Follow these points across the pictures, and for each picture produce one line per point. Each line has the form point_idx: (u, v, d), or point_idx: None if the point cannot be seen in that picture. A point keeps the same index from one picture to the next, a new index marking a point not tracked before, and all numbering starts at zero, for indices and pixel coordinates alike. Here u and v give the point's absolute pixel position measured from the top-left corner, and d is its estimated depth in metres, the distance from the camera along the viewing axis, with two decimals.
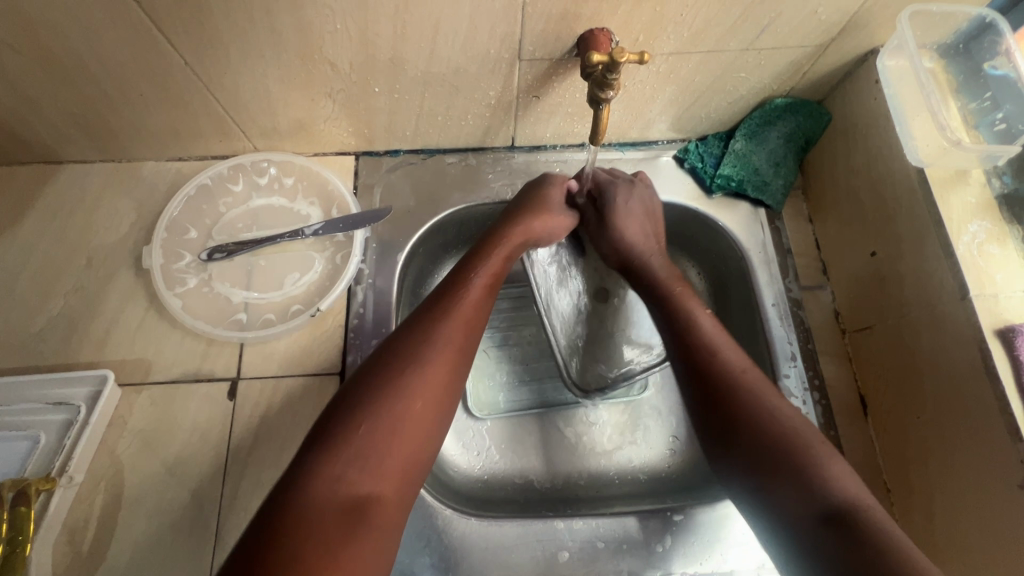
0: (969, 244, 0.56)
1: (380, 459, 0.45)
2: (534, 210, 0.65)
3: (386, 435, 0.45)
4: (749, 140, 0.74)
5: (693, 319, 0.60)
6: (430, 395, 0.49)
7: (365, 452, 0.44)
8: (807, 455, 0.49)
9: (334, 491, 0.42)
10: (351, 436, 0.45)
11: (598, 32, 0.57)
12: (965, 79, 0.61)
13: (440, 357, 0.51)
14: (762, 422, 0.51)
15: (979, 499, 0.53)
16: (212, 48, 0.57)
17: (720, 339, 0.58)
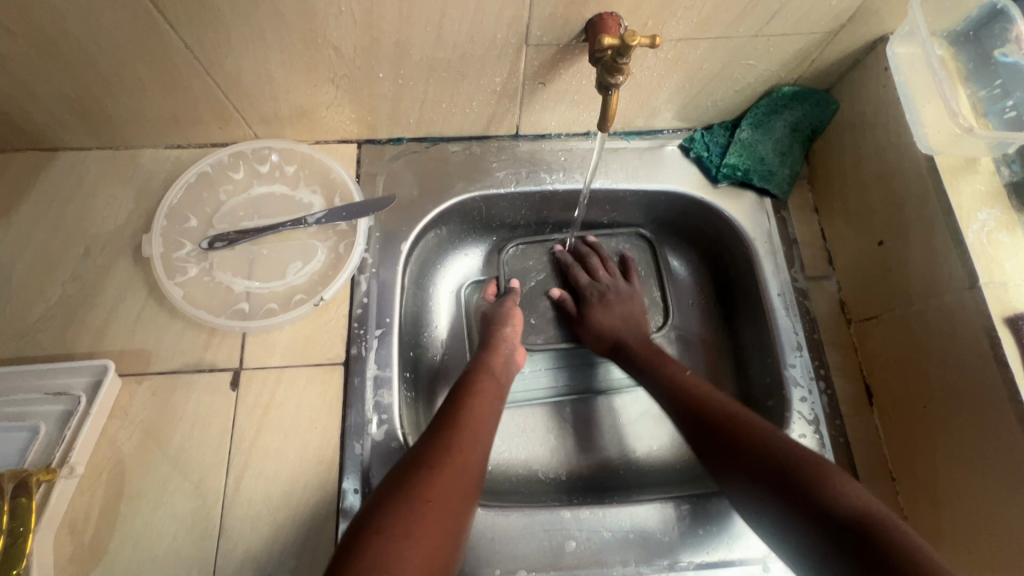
0: (978, 232, 0.56)
1: (418, 521, 0.47)
2: (507, 309, 0.73)
3: (420, 497, 0.49)
4: (755, 129, 0.74)
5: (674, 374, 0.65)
6: (455, 455, 0.53)
7: (404, 517, 0.47)
8: (813, 474, 0.51)
9: (379, 556, 0.44)
10: (391, 507, 0.48)
11: (607, 16, 0.56)
12: (974, 67, 0.60)
13: (464, 431, 0.56)
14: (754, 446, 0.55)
15: (986, 486, 0.54)
16: (214, 31, 0.56)
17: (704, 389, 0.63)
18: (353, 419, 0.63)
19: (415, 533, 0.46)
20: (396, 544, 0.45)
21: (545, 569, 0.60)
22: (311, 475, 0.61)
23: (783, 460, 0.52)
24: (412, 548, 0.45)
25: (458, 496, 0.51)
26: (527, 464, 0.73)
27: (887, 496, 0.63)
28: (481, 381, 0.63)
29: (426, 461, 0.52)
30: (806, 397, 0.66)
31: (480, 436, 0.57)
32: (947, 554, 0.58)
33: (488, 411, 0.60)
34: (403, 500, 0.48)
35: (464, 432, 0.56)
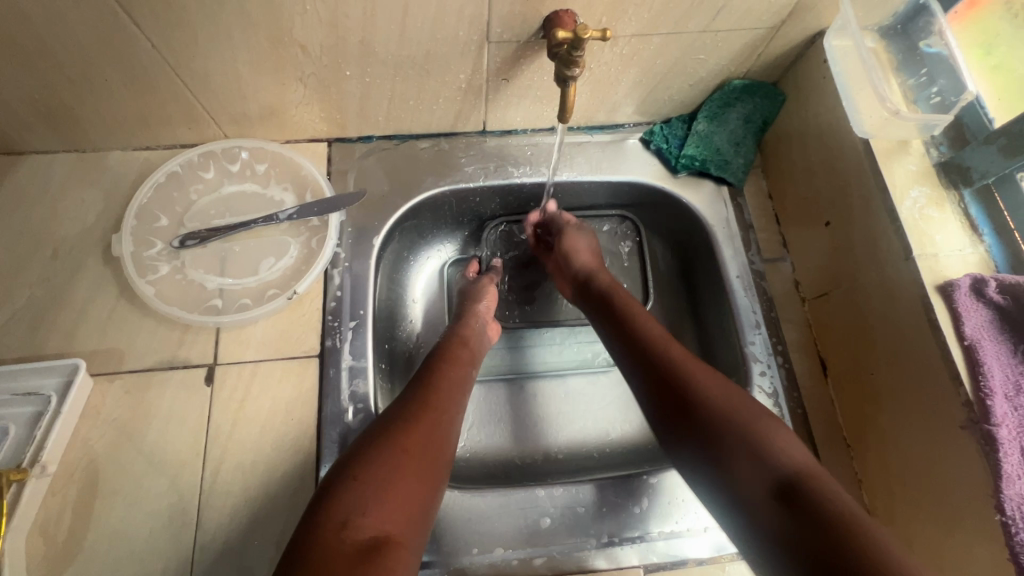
0: (911, 208, 0.60)
1: (396, 462, 0.50)
2: (483, 286, 0.76)
3: (397, 444, 0.51)
4: (710, 121, 0.78)
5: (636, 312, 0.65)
6: (431, 410, 0.56)
7: (382, 463, 0.50)
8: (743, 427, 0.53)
9: (359, 498, 0.47)
10: (373, 452, 0.50)
11: (563, 13, 0.59)
12: (903, 58, 0.65)
13: (439, 386, 0.59)
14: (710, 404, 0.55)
15: (928, 444, 0.57)
16: (180, 30, 0.57)
17: (665, 340, 0.62)
18: (329, 409, 0.64)
19: (394, 474, 0.49)
20: (375, 487, 0.48)
21: (520, 546, 0.62)
22: (290, 464, 0.62)
23: (726, 422, 0.53)
24: (387, 490, 0.48)
25: (434, 444, 0.53)
26: (504, 446, 0.75)
27: (843, 462, 0.67)
28: (455, 346, 0.66)
29: (403, 414, 0.55)
30: (765, 372, 0.70)
31: (454, 391, 0.60)
32: (899, 514, 0.61)
33: (462, 374, 0.63)
34: (383, 448, 0.51)
35: (442, 385, 0.60)
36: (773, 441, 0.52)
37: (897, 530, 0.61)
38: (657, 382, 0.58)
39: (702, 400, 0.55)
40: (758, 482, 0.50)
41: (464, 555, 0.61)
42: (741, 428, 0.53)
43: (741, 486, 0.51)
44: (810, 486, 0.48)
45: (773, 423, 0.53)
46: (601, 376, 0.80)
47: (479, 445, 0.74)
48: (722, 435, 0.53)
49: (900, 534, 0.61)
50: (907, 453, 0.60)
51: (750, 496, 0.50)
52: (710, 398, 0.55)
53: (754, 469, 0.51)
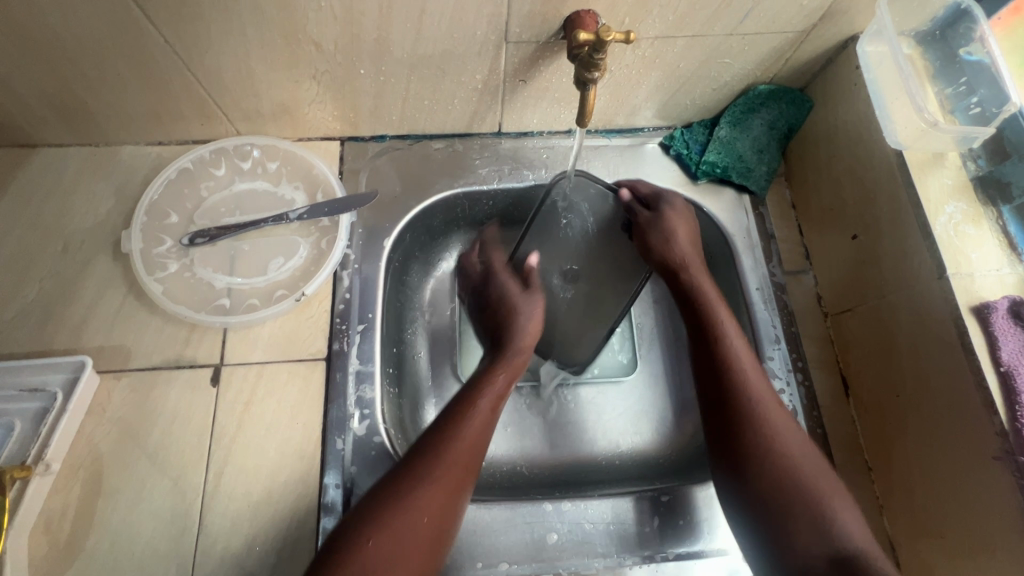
0: (946, 224, 0.57)
1: (421, 518, 0.50)
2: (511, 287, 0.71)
3: (428, 484, 0.51)
4: (733, 127, 0.75)
5: (722, 330, 0.61)
6: (473, 418, 0.57)
7: (400, 527, 0.49)
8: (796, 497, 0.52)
9: (372, 553, 0.47)
10: (403, 493, 0.50)
11: (584, 13, 0.57)
12: (941, 66, 0.62)
13: (471, 425, 0.56)
14: (783, 465, 0.54)
15: (957, 472, 0.55)
16: (193, 26, 0.56)
17: (749, 369, 0.59)
18: (333, 414, 0.63)
19: (411, 538, 0.49)
20: (398, 540, 0.48)
21: (526, 562, 0.60)
22: (294, 469, 0.61)
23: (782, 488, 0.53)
24: (403, 553, 0.48)
25: (454, 501, 0.52)
26: (498, 457, 0.73)
27: (863, 486, 0.64)
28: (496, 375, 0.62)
29: (432, 462, 0.53)
30: (784, 389, 0.67)
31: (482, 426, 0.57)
32: (922, 543, 0.59)
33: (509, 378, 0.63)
34: (410, 497, 0.50)
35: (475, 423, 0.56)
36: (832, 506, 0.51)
37: (919, 559, 0.59)
38: (725, 428, 0.57)
39: (768, 458, 0.54)
40: (815, 543, 0.50)
41: (468, 569, 0.59)
42: (803, 488, 0.52)
43: (794, 546, 0.51)
44: (869, 567, 0.48)
45: (836, 491, 0.53)
46: (613, 388, 0.78)
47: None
48: (784, 503, 0.52)
49: (922, 564, 0.59)
50: (933, 481, 0.57)
51: (804, 559, 0.50)
52: (779, 454, 0.54)
53: (811, 533, 0.51)
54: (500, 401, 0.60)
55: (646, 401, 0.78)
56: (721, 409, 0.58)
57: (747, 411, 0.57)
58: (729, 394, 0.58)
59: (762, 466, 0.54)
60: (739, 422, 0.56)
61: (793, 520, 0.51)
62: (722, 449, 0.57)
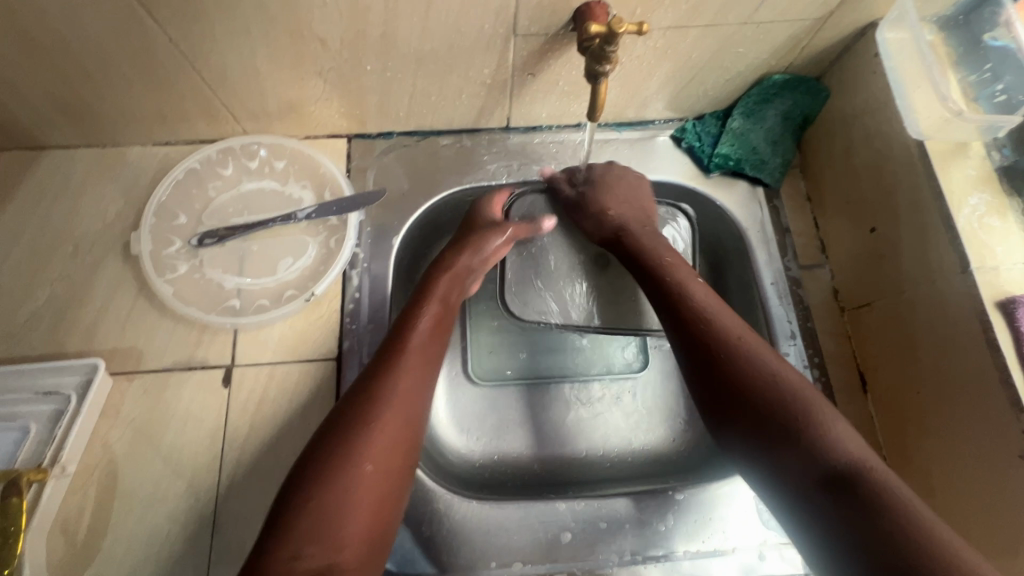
0: (969, 216, 0.56)
1: (355, 486, 0.47)
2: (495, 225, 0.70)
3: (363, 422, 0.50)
4: (747, 118, 0.73)
5: (686, 287, 0.60)
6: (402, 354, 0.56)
7: (337, 479, 0.47)
8: (800, 411, 0.49)
9: (306, 531, 0.45)
10: (336, 432, 0.50)
11: (595, 5, 0.56)
12: (964, 51, 0.60)
13: (406, 369, 0.54)
14: (765, 389, 0.51)
15: (981, 471, 0.54)
16: (198, 25, 0.55)
17: (713, 311, 0.58)
18: None
19: (348, 496, 0.47)
20: (329, 511, 0.46)
21: (540, 560, 0.60)
22: None
23: (769, 417, 0.50)
24: (340, 511, 0.46)
25: (392, 445, 0.50)
26: (511, 454, 0.73)
27: None
28: (426, 309, 0.61)
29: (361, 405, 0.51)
30: None
31: (423, 383, 0.55)
32: None
33: (441, 309, 0.61)
34: (337, 457, 0.48)
35: (410, 365, 0.55)
36: (821, 426, 0.48)
37: None
38: (704, 381, 0.55)
39: (751, 395, 0.52)
40: (805, 472, 0.47)
41: (482, 568, 0.59)
42: (791, 419, 0.49)
43: (788, 469, 0.48)
44: (863, 479, 0.44)
45: (827, 408, 0.50)
46: (625, 386, 0.77)
47: (481, 450, 0.73)
48: (773, 421, 0.50)
49: None
50: (956, 480, 0.56)
51: (800, 492, 0.47)
52: (760, 393, 0.51)
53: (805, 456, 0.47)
54: (434, 332, 0.59)
55: (658, 398, 0.77)
56: (694, 369, 0.56)
57: (717, 359, 0.55)
58: (700, 347, 0.56)
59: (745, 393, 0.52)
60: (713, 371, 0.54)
61: (781, 445, 0.49)
62: (709, 398, 0.54)
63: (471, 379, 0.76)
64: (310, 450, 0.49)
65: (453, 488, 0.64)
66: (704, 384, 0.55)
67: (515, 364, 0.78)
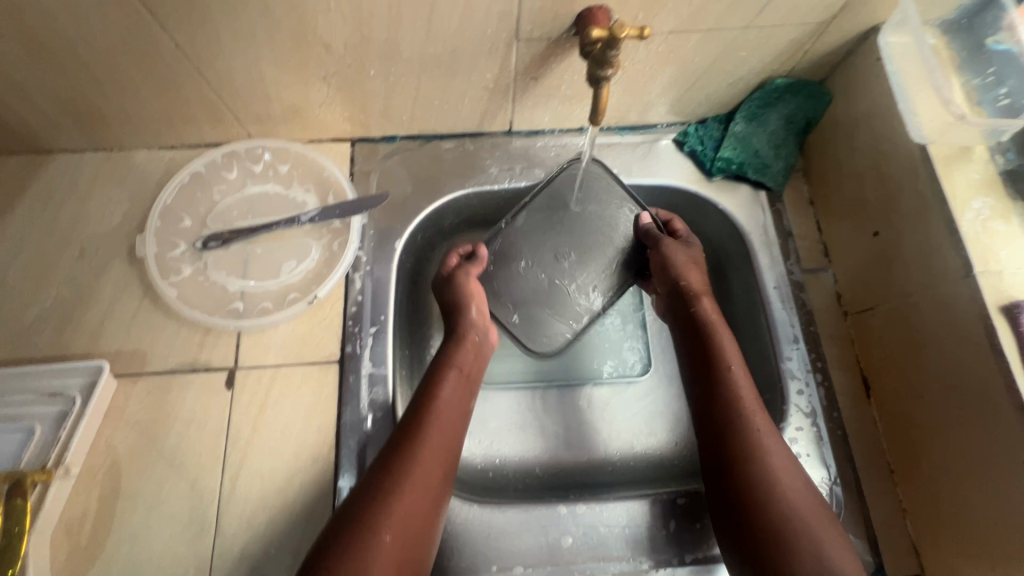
0: (973, 220, 0.56)
1: (382, 564, 0.48)
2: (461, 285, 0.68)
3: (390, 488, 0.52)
4: (749, 122, 0.73)
5: (726, 357, 0.61)
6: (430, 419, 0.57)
7: (364, 554, 0.47)
8: (809, 532, 0.51)
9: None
10: (368, 500, 0.51)
11: (597, 10, 0.56)
12: (966, 56, 0.59)
13: (435, 442, 0.56)
14: (778, 500, 0.52)
15: (987, 476, 0.53)
16: (204, 31, 0.56)
17: (744, 391, 0.59)
18: (347, 417, 0.63)
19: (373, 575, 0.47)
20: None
21: (541, 565, 0.60)
22: (308, 472, 0.61)
23: (779, 520, 0.51)
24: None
25: (418, 523, 0.51)
26: (512, 459, 0.73)
27: (885, 488, 0.63)
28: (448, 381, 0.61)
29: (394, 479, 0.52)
30: (803, 391, 0.66)
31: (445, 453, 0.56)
32: (947, 545, 0.58)
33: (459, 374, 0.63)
34: (366, 531, 0.49)
35: (439, 442, 0.56)
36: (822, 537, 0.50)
37: (944, 564, 0.58)
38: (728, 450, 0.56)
39: (762, 491, 0.53)
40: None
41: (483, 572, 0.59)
42: (801, 527, 0.51)
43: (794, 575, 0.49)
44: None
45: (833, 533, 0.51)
46: (626, 389, 0.77)
47: (483, 453, 0.73)
48: (782, 531, 0.51)
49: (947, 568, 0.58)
50: (962, 486, 0.56)
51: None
52: (778, 489, 0.53)
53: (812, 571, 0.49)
54: (462, 412, 0.61)
55: (661, 402, 0.77)
56: (720, 436, 0.57)
57: (743, 434, 0.56)
58: (730, 420, 0.57)
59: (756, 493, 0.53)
60: (736, 444, 0.56)
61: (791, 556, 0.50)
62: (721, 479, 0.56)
63: None
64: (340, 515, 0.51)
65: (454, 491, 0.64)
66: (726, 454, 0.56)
67: (517, 368, 0.78)
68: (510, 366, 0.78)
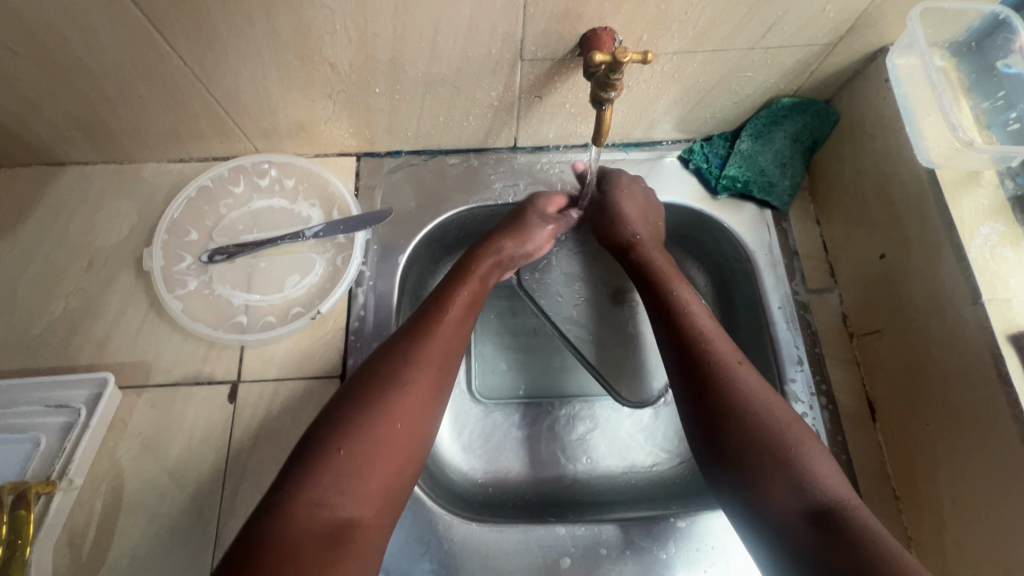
0: (981, 247, 0.55)
1: (386, 443, 0.49)
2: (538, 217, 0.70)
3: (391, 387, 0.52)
4: (755, 140, 0.73)
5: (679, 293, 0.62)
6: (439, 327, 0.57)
7: (365, 431, 0.48)
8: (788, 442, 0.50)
9: (329, 482, 0.46)
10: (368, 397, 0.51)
11: (600, 31, 0.56)
12: (977, 78, 0.59)
13: (443, 331, 0.57)
14: (751, 419, 0.52)
15: (994, 508, 0.52)
16: (212, 50, 0.57)
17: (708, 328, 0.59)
18: None
19: (378, 454, 0.48)
20: (348, 470, 0.47)
21: None
22: None
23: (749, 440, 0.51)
24: (368, 468, 0.47)
25: (421, 412, 0.52)
26: (512, 474, 0.73)
27: (890, 515, 0.62)
28: (468, 285, 0.62)
29: (396, 365, 0.53)
30: (807, 413, 0.65)
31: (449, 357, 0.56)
32: None
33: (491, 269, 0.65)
34: (370, 415, 0.49)
35: (444, 329, 0.57)
36: (801, 452, 0.50)
37: None
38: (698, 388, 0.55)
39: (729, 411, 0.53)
40: (789, 496, 0.48)
41: None
42: (774, 451, 0.50)
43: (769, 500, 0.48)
44: (845, 514, 0.45)
45: (810, 443, 0.51)
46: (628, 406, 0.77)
47: (483, 469, 0.73)
48: (752, 452, 0.50)
49: None
50: (969, 516, 0.55)
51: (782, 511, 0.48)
52: (750, 409, 0.52)
53: (786, 489, 0.48)
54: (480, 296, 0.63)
55: (663, 420, 0.76)
56: (683, 373, 0.57)
57: (706, 363, 0.56)
58: (693, 360, 0.56)
59: (726, 418, 0.53)
60: (702, 384, 0.55)
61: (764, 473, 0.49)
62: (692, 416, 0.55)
63: (475, 397, 0.77)
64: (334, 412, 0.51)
65: (453, 508, 0.64)
66: (694, 389, 0.55)
67: (518, 384, 0.78)
68: (510, 383, 0.78)
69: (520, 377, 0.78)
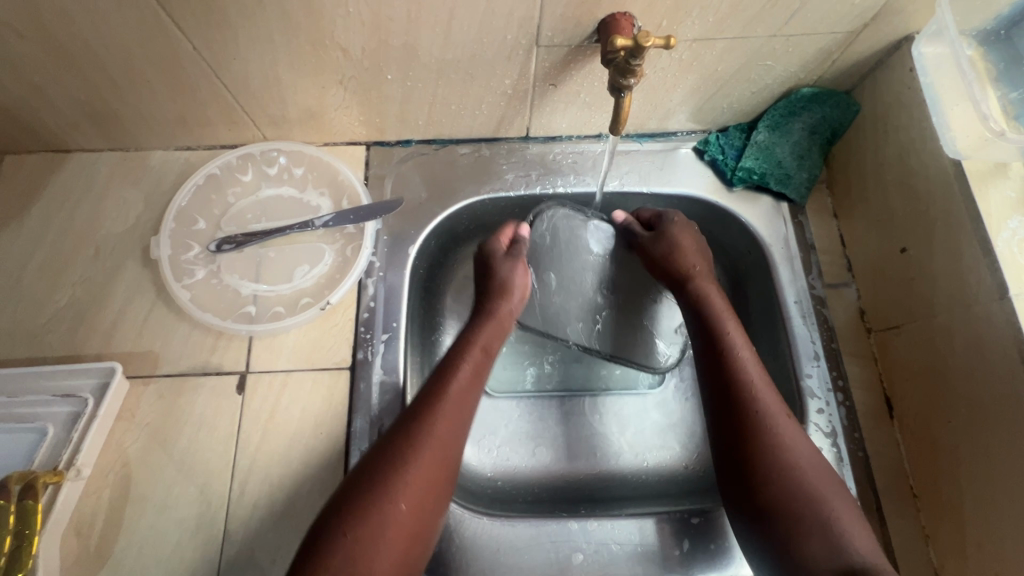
0: (1008, 240, 0.54)
1: (392, 537, 0.47)
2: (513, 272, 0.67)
3: (399, 467, 0.50)
4: (773, 131, 0.71)
5: (726, 332, 0.60)
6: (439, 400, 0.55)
7: (374, 520, 0.47)
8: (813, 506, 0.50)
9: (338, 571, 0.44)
10: (371, 480, 0.49)
11: (620, 16, 0.55)
12: (1006, 67, 0.58)
13: (447, 407, 0.55)
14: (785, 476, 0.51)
15: (1018, 507, 0.51)
16: (222, 33, 0.56)
17: (757, 377, 0.56)
18: (358, 425, 0.63)
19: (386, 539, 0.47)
20: (359, 557, 0.45)
21: None
22: (317, 480, 0.60)
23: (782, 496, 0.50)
24: (377, 556, 0.46)
25: (427, 493, 0.50)
26: (524, 470, 0.72)
27: (907, 513, 0.61)
28: (468, 356, 0.60)
29: (402, 444, 0.51)
30: (823, 409, 0.64)
31: (452, 433, 0.54)
32: None
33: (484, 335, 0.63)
34: (377, 504, 0.48)
35: (448, 404, 0.55)
36: (837, 513, 0.49)
37: None
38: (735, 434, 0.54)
39: (767, 468, 0.52)
40: (824, 556, 0.47)
41: None
42: (808, 502, 0.50)
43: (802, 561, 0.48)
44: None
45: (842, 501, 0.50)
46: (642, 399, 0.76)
47: (493, 464, 0.72)
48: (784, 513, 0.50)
49: None
50: (990, 514, 0.54)
51: (811, 563, 0.48)
52: (787, 466, 0.52)
53: (823, 551, 0.48)
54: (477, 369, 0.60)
55: (675, 415, 0.75)
56: (727, 423, 0.55)
57: (749, 416, 0.54)
58: (740, 406, 0.55)
59: (764, 475, 0.52)
60: (745, 432, 0.54)
61: (800, 531, 0.49)
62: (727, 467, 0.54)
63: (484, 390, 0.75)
64: (340, 494, 0.49)
65: (464, 503, 0.63)
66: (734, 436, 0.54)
67: (528, 377, 0.77)
68: (522, 376, 0.77)
69: (532, 369, 0.77)
